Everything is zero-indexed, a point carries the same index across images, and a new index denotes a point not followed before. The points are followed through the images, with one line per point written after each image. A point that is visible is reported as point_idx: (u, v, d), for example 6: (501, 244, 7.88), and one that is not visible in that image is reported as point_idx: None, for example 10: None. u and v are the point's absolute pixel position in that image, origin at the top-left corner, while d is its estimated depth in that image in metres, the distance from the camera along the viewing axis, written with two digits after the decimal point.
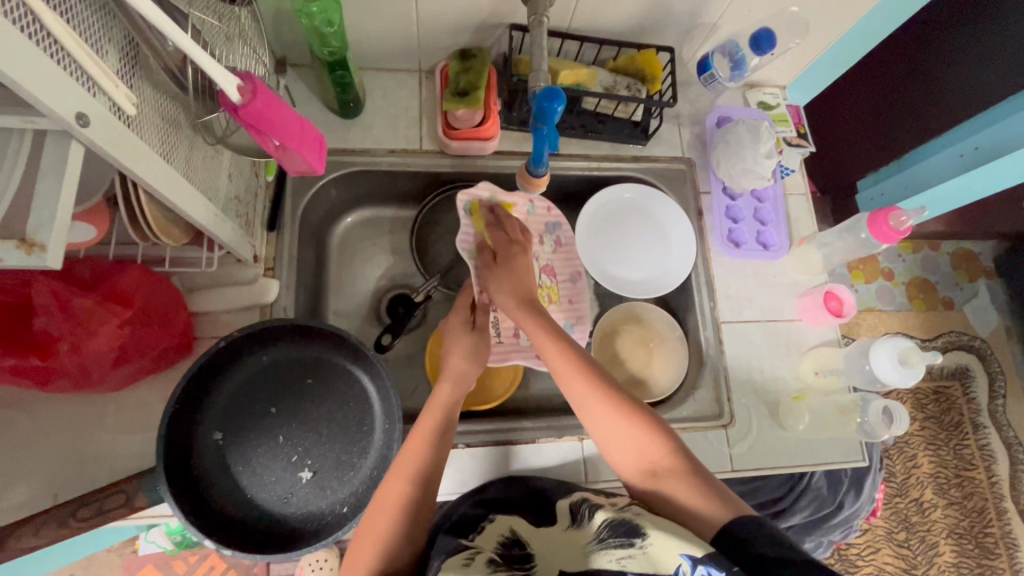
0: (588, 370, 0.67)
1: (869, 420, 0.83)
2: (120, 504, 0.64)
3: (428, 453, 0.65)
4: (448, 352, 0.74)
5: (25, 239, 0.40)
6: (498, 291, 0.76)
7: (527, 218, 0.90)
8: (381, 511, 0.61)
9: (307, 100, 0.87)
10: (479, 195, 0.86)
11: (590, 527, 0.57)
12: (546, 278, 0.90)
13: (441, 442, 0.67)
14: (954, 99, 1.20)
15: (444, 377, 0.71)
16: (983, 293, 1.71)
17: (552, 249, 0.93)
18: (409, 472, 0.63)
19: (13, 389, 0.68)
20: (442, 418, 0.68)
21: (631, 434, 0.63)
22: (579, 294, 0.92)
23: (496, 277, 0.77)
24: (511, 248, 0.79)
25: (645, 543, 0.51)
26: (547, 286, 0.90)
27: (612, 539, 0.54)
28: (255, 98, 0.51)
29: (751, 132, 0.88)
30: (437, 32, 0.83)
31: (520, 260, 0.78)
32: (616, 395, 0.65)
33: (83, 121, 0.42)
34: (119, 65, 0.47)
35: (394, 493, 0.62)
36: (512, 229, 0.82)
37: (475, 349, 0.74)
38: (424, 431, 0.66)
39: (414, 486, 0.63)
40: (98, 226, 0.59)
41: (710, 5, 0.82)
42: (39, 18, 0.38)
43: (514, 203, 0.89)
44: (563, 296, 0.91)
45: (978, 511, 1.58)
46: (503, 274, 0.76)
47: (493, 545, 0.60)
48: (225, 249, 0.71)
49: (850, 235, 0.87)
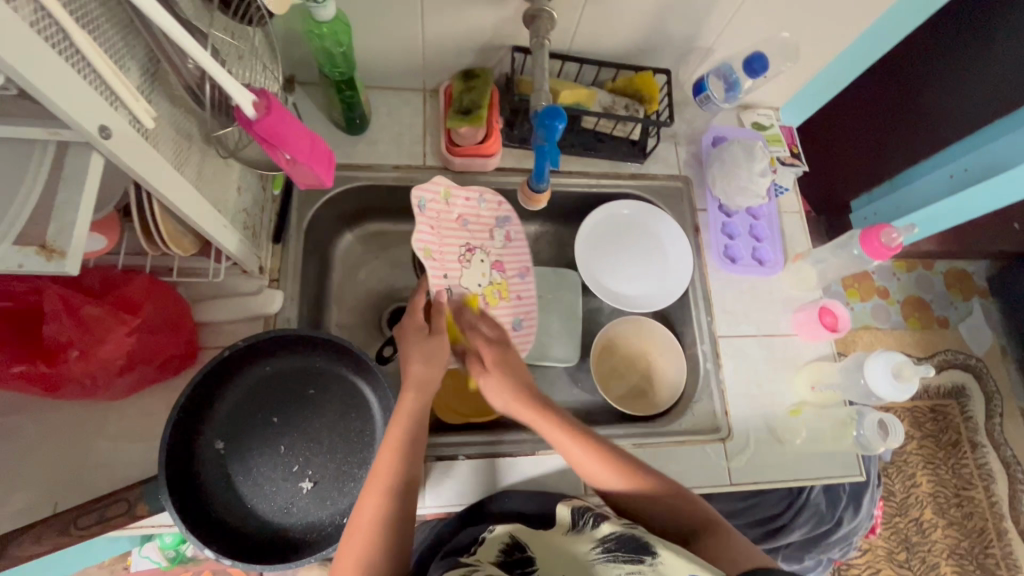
0: (595, 444, 0.69)
1: (865, 434, 0.85)
2: (122, 511, 0.64)
3: (402, 464, 0.65)
4: (405, 358, 0.75)
5: (45, 245, 0.42)
6: (495, 396, 0.77)
7: (478, 213, 0.90)
8: (355, 535, 0.61)
9: (314, 116, 0.89)
10: (433, 194, 0.85)
11: (594, 535, 0.59)
12: (496, 273, 0.91)
13: (414, 451, 0.67)
14: (942, 119, 1.24)
15: (407, 386, 0.72)
16: (977, 312, 1.74)
17: (501, 242, 0.92)
18: (385, 484, 0.64)
19: (17, 395, 0.68)
20: (411, 424, 0.68)
21: (664, 505, 0.65)
22: (528, 288, 0.93)
23: (492, 382, 0.77)
24: (501, 342, 0.81)
25: (654, 561, 0.52)
26: (496, 282, 0.91)
27: (619, 552, 0.55)
28: (268, 113, 0.53)
29: (746, 151, 0.91)
30: (442, 52, 0.86)
31: (513, 360, 0.80)
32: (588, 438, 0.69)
33: (106, 133, 0.43)
34: (141, 81, 0.49)
35: (369, 509, 0.62)
36: (489, 329, 0.83)
37: (434, 353, 0.75)
38: (394, 444, 0.67)
39: (392, 498, 0.63)
40: (110, 236, 0.61)
41: (705, 30, 0.86)
42: (68, 36, 0.40)
43: (465, 198, 0.88)
44: (514, 291, 0.92)
45: (977, 532, 1.58)
46: (503, 374, 0.77)
47: (494, 556, 0.61)
48: (232, 260, 0.72)
49: (843, 251, 0.88)
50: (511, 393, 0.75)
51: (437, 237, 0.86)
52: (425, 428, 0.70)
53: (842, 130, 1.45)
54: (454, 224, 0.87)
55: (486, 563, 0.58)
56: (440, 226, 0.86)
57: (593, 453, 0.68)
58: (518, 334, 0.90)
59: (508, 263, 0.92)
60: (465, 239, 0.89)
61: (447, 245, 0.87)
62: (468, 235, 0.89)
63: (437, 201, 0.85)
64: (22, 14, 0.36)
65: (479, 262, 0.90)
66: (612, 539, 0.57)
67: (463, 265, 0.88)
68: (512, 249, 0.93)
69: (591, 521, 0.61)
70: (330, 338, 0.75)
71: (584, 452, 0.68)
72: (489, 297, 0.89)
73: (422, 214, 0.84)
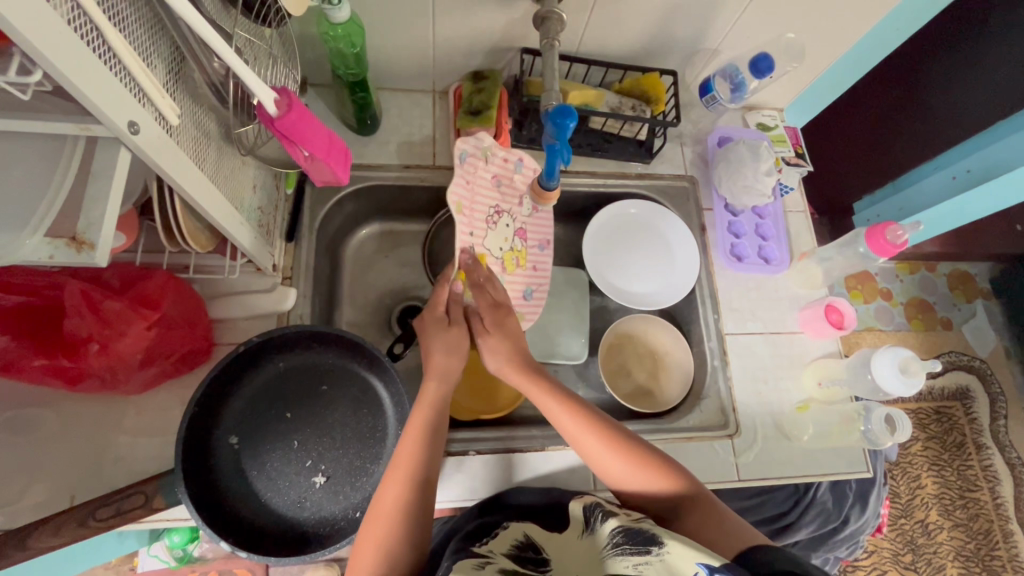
0: (613, 435, 0.68)
1: (873, 428, 0.84)
2: (140, 505, 0.66)
3: (424, 454, 0.66)
4: (426, 350, 0.76)
5: (75, 237, 0.43)
6: (492, 355, 0.77)
7: (511, 177, 0.88)
8: (378, 518, 0.62)
9: (326, 117, 0.90)
10: (474, 150, 0.82)
11: (603, 531, 0.58)
12: (519, 240, 0.90)
13: (435, 439, 0.68)
14: (945, 120, 1.25)
15: (430, 376, 0.74)
16: (980, 313, 1.74)
17: (529, 212, 0.91)
18: (408, 473, 0.64)
19: (35, 390, 0.69)
20: (433, 412, 0.69)
21: (652, 479, 0.65)
22: (545, 260, 0.93)
23: (490, 343, 0.77)
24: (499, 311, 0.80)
25: (661, 551, 0.51)
26: (516, 249, 0.90)
27: (627, 546, 0.54)
28: (289, 111, 0.55)
29: (751, 151, 0.93)
30: (453, 54, 0.88)
31: (511, 323, 0.80)
32: (606, 430, 0.69)
33: (134, 129, 0.45)
34: (165, 78, 0.51)
35: (390, 496, 0.63)
36: (496, 290, 0.82)
37: (455, 345, 0.77)
38: (417, 431, 0.68)
39: (412, 489, 0.64)
40: (129, 233, 0.62)
41: (712, 31, 0.87)
42: (101, 33, 0.41)
43: (501, 160, 0.86)
44: (531, 261, 0.91)
45: (983, 533, 1.58)
46: (500, 335, 0.78)
47: (506, 548, 0.61)
48: (247, 257, 0.73)
49: (849, 249, 0.89)
50: (506, 357, 0.77)
51: (470, 194, 0.83)
52: (446, 418, 0.71)
53: (843, 131, 1.47)
54: (487, 183, 0.85)
55: (499, 555, 0.58)
56: (474, 183, 0.83)
57: (583, 424, 0.69)
58: (527, 304, 0.90)
59: (531, 232, 0.91)
60: (495, 202, 0.87)
61: (478, 204, 0.84)
62: (499, 197, 0.87)
63: (476, 157, 0.83)
64: (60, 12, 0.37)
65: (504, 226, 0.88)
66: (620, 531, 0.57)
67: (491, 226, 0.86)
68: (538, 219, 0.92)
69: (599, 517, 0.60)
70: (343, 334, 0.76)
71: (575, 423, 0.69)
72: (507, 263, 0.88)
73: (461, 167, 0.80)
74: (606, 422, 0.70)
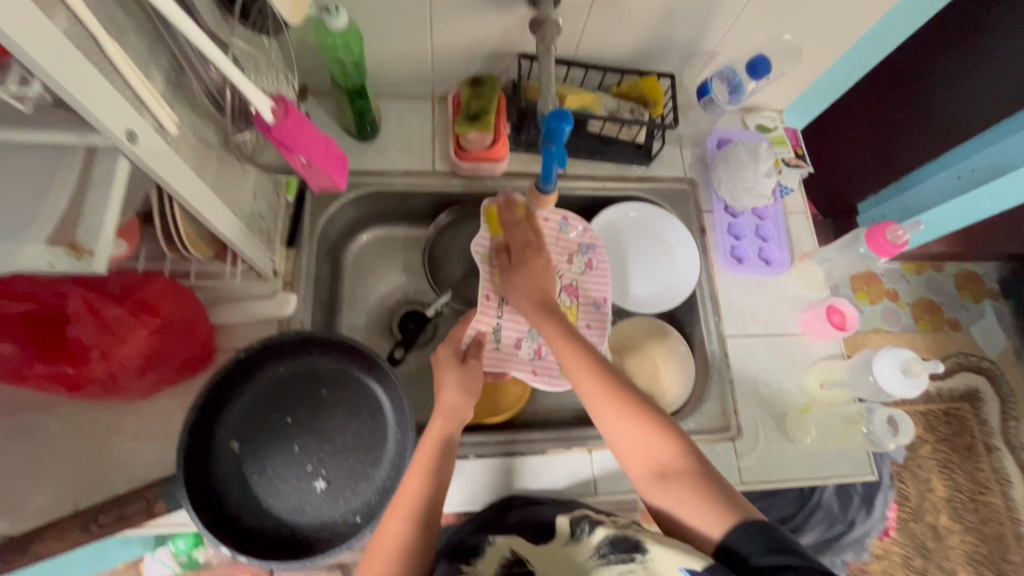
0: (617, 390, 0.66)
1: (875, 430, 0.85)
2: (141, 509, 0.66)
3: (429, 488, 0.65)
4: (439, 384, 0.75)
5: (73, 245, 0.44)
6: (517, 293, 0.80)
7: (558, 236, 0.91)
8: (379, 556, 0.61)
9: (326, 124, 0.91)
10: (506, 205, 0.89)
11: (590, 542, 0.57)
12: (568, 297, 0.89)
13: (441, 476, 0.67)
14: (955, 117, 1.24)
15: (437, 413, 0.72)
16: (988, 314, 1.72)
17: (582, 269, 0.91)
18: (409, 511, 0.63)
19: (41, 396, 0.70)
20: (436, 449, 0.68)
21: (639, 435, 0.63)
22: (601, 319, 0.89)
23: (514, 278, 0.80)
24: (529, 245, 0.83)
25: (645, 558, 0.53)
26: (568, 305, 0.89)
27: (613, 554, 0.55)
28: (286, 118, 0.56)
29: (750, 152, 0.92)
30: (450, 60, 0.88)
31: (537, 261, 0.81)
32: (613, 381, 0.67)
33: (132, 138, 0.45)
34: (164, 88, 0.52)
35: (391, 534, 0.62)
36: (529, 231, 0.83)
37: (468, 382, 0.76)
38: (421, 466, 0.67)
39: (416, 527, 0.63)
40: (131, 242, 0.63)
41: (709, 34, 0.87)
42: (100, 46, 0.42)
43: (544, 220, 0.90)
44: (582, 317, 0.89)
45: (995, 538, 1.55)
46: (523, 275, 0.80)
47: (494, 567, 0.60)
48: (246, 263, 0.74)
49: (850, 250, 0.89)
50: (524, 293, 0.79)
51: None
52: (454, 450, 0.70)
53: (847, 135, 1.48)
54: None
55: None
56: None
57: (584, 364, 0.69)
58: None
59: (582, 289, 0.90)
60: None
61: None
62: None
63: None
64: (59, 24, 0.38)
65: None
66: (607, 542, 0.56)
67: None
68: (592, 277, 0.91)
69: (586, 529, 0.59)
70: (344, 339, 0.76)
71: (577, 359, 0.70)
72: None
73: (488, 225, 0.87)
74: (614, 374, 0.68)
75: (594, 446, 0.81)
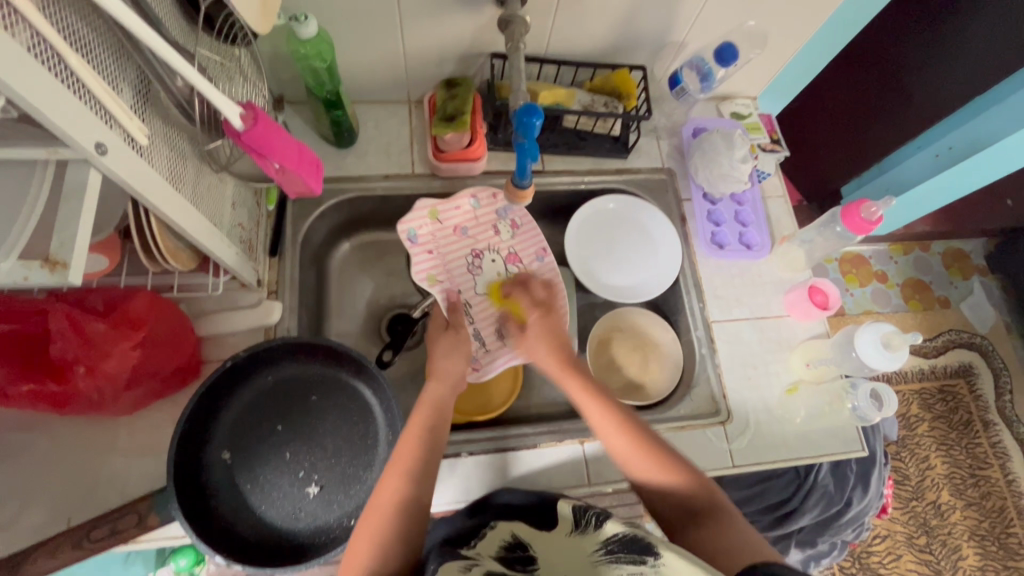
0: (646, 442, 0.68)
1: (861, 405, 0.86)
2: (133, 523, 0.66)
3: (422, 448, 0.68)
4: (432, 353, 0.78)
5: (48, 259, 0.44)
6: (533, 353, 0.80)
7: (475, 218, 0.92)
8: (374, 513, 0.63)
9: (304, 132, 0.92)
10: (419, 220, 0.89)
11: (597, 534, 0.58)
12: (513, 267, 0.92)
13: (437, 435, 0.70)
14: (924, 96, 1.25)
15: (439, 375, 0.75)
16: (977, 290, 1.74)
17: (510, 233, 0.94)
18: (407, 468, 0.66)
19: (29, 414, 0.71)
20: (434, 409, 0.71)
21: (672, 485, 0.65)
22: (548, 269, 0.92)
23: (529, 342, 0.81)
24: (548, 305, 0.85)
25: (657, 563, 0.51)
26: (515, 275, 0.91)
27: (623, 554, 0.53)
28: (256, 124, 0.56)
29: (725, 139, 0.93)
30: (424, 64, 0.89)
31: (558, 317, 0.83)
32: (641, 435, 0.69)
33: (102, 150, 0.46)
34: (133, 101, 0.52)
35: (389, 489, 0.64)
36: (538, 288, 0.87)
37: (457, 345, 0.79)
38: (420, 426, 0.70)
39: (411, 483, 0.65)
40: (111, 257, 0.63)
41: (676, 25, 0.89)
42: (65, 61, 0.43)
43: (457, 208, 0.91)
44: (534, 277, 0.92)
45: (998, 511, 1.55)
46: (539, 336, 0.80)
47: (494, 551, 0.61)
48: (230, 273, 0.74)
49: (827, 230, 0.90)
50: (549, 356, 0.78)
51: (442, 259, 0.90)
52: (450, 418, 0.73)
53: (826, 119, 1.51)
54: (453, 236, 0.91)
55: (486, 559, 0.58)
56: (439, 246, 0.90)
57: (616, 426, 0.70)
58: None
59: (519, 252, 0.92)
60: (469, 247, 0.91)
61: (453, 259, 0.91)
62: (471, 241, 0.92)
63: (424, 225, 0.90)
64: (20, 40, 0.39)
65: (491, 262, 0.92)
66: (616, 541, 0.55)
67: (474, 272, 0.91)
68: (523, 236, 0.93)
69: (593, 521, 0.59)
70: (332, 345, 0.76)
71: (606, 422, 0.70)
72: (512, 291, 0.91)
73: (416, 245, 0.89)
74: (642, 427, 0.70)
75: (585, 437, 0.81)
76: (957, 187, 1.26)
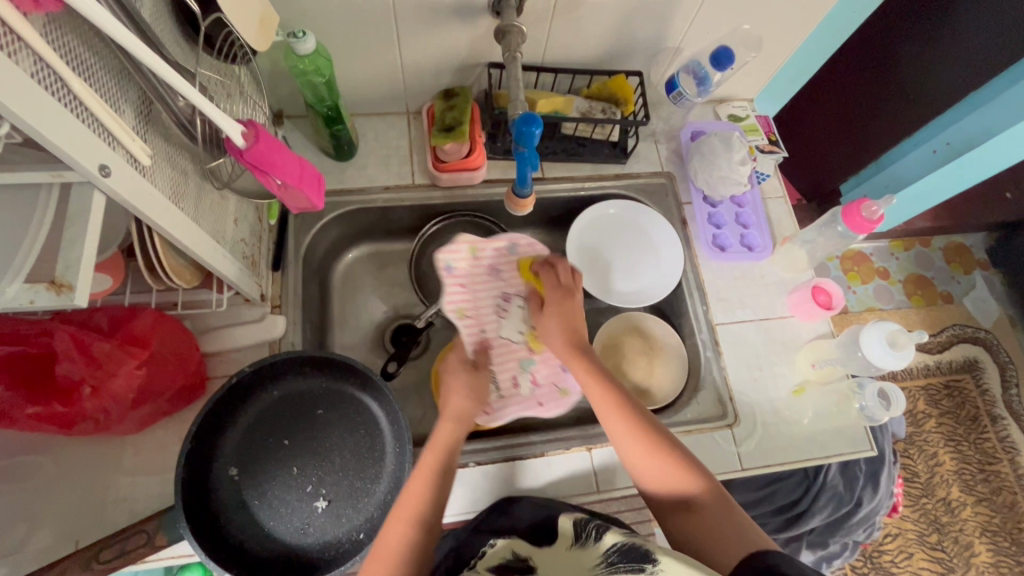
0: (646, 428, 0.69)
1: (868, 405, 0.86)
2: (142, 544, 0.65)
3: (429, 494, 0.66)
4: (449, 390, 0.77)
5: (54, 281, 0.44)
6: (551, 336, 0.80)
7: (509, 260, 0.89)
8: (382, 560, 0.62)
9: (304, 146, 0.92)
10: (460, 253, 0.88)
11: (596, 548, 0.57)
12: None
13: (446, 481, 0.68)
14: (917, 93, 1.26)
15: (446, 417, 0.74)
16: (980, 284, 1.74)
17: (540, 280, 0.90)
18: (414, 514, 0.65)
19: (33, 436, 0.71)
20: (445, 452, 0.70)
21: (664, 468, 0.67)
22: None
23: (546, 325, 0.80)
24: (566, 290, 0.81)
25: (655, 570, 0.49)
26: None
27: (622, 564, 0.52)
28: (257, 141, 0.56)
29: (723, 142, 0.93)
30: (422, 76, 0.90)
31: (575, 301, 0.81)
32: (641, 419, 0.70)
33: (105, 171, 0.46)
34: (135, 122, 0.53)
35: (394, 537, 0.64)
36: (564, 273, 0.83)
37: (477, 387, 0.78)
38: (431, 469, 0.68)
39: (424, 506, 0.65)
40: (115, 276, 0.64)
41: (671, 32, 0.90)
42: (68, 86, 0.43)
43: (496, 249, 0.89)
44: None
45: (1008, 506, 1.54)
46: (554, 318, 0.79)
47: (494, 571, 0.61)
48: (234, 289, 0.74)
49: (829, 229, 0.90)
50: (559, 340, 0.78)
51: (470, 296, 0.87)
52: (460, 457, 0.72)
53: (822, 118, 1.51)
54: (486, 277, 0.88)
55: None
56: (472, 283, 0.88)
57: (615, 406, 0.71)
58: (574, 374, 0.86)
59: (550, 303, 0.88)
60: (500, 290, 0.88)
61: (482, 300, 0.87)
62: (502, 284, 0.88)
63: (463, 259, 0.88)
64: (23, 66, 0.39)
65: (518, 309, 0.88)
66: (615, 550, 0.55)
67: (502, 317, 0.86)
68: None
69: (593, 534, 0.60)
70: (341, 360, 0.76)
71: (607, 401, 0.71)
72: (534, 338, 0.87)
73: (450, 277, 0.87)
74: (642, 411, 0.71)
75: (593, 445, 0.81)
76: (957, 180, 1.26)
